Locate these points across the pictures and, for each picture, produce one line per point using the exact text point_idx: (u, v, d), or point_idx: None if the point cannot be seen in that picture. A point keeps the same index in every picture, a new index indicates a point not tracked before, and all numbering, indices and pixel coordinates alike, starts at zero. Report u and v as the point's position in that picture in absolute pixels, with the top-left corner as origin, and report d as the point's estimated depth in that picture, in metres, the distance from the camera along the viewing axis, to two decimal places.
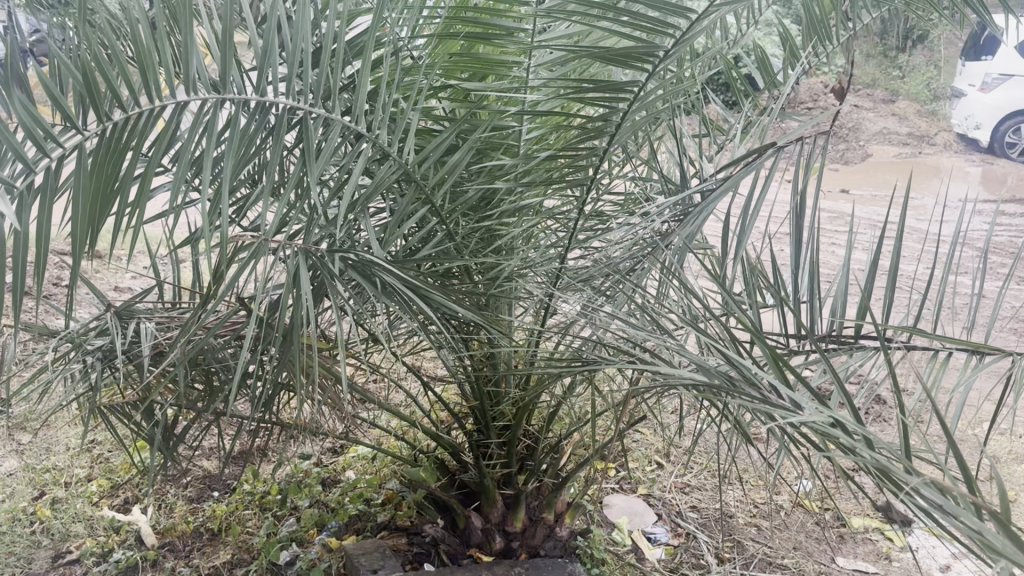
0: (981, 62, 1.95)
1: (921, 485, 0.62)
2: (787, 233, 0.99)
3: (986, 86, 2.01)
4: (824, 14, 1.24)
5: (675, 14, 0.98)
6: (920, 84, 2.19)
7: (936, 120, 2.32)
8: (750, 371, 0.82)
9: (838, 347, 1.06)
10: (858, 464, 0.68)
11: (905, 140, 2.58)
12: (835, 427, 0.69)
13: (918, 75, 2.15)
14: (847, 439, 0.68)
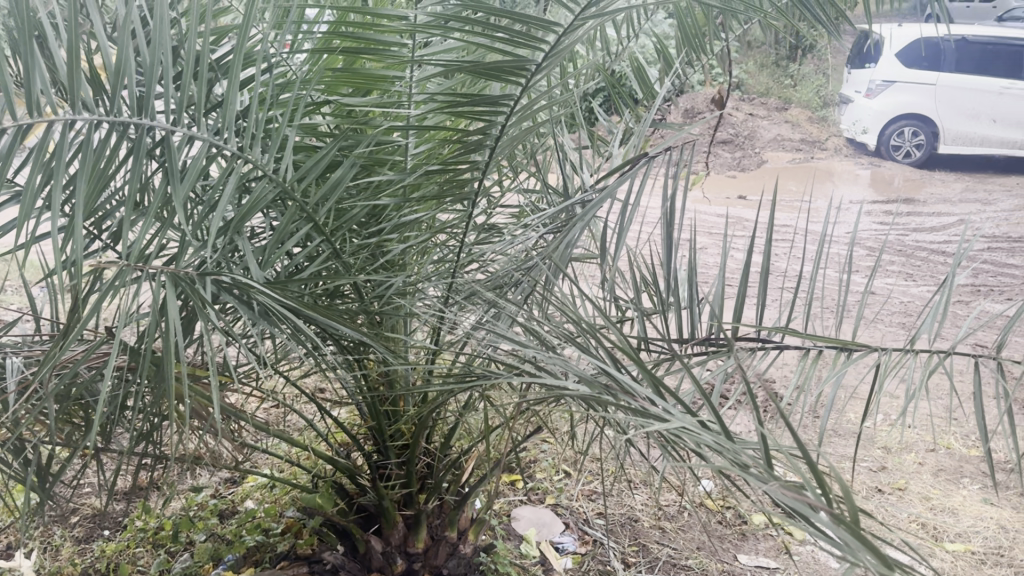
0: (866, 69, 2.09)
1: (778, 492, 0.63)
2: (661, 239, 1.01)
3: (871, 93, 2.14)
4: (695, 27, 1.28)
5: (542, 28, 0.98)
6: (811, 92, 2.24)
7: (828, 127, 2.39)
8: (625, 381, 0.82)
9: (719, 347, 1.09)
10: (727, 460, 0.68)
11: (798, 147, 2.50)
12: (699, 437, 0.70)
13: (810, 83, 2.22)
14: (713, 444, 0.70)
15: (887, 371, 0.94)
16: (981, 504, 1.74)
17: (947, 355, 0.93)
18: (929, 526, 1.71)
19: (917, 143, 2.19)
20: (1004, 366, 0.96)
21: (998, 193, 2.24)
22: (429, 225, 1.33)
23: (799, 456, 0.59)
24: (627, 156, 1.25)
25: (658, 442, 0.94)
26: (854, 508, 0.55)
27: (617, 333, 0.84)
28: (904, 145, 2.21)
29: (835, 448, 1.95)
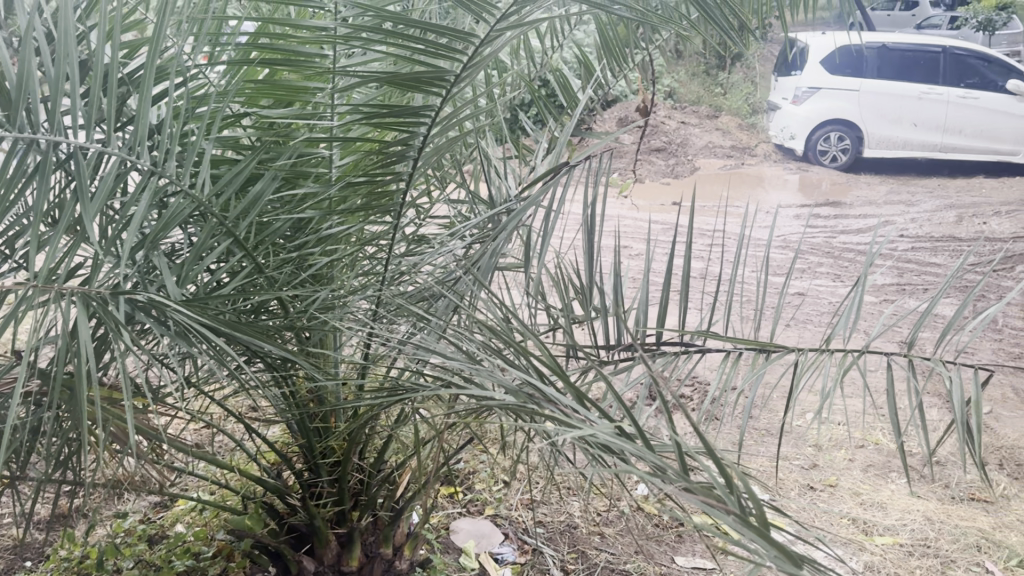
0: (792, 76, 2.20)
1: (697, 495, 0.66)
2: (583, 246, 1.02)
3: (797, 99, 2.22)
4: (616, 38, 1.29)
5: (459, 40, 0.98)
6: (739, 100, 2.29)
7: None
8: (548, 391, 0.83)
9: (644, 353, 1.12)
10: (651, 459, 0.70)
11: (728, 153, 2.45)
12: (619, 444, 0.72)
13: (738, 91, 2.29)
14: (633, 452, 0.71)
15: (804, 371, 0.96)
16: (908, 497, 1.79)
17: (860, 353, 0.95)
18: (860, 521, 1.75)
19: (842, 147, 2.25)
20: (915, 361, 0.96)
21: (919, 195, 2.27)
22: (355, 238, 1.32)
23: (711, 452, 0.61)
24: (551, 164, 1.25)
25: (584, 449, 0.94)
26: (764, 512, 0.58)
27: (540, 343, 0.84)
28: (831, 149, 2.26)
29: (769, 447, 1.99)
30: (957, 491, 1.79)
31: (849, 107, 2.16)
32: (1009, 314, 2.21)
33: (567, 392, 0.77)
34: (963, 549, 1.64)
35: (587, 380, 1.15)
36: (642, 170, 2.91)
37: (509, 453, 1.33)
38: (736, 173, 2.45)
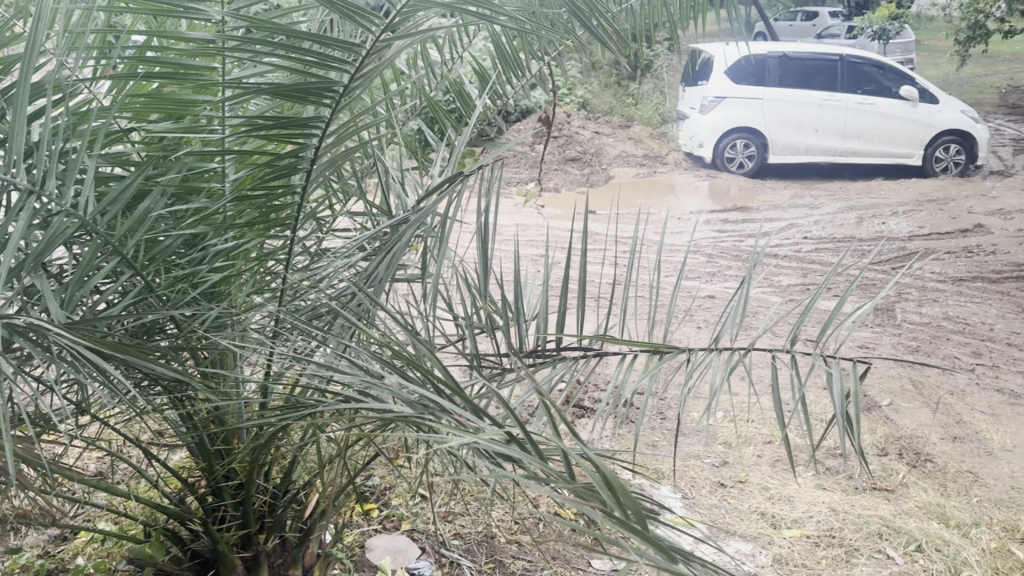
0: (699, 87, 2.31)
1: (573, 500, 0.68)
2: (477, 254, 1.01)
3: (704, 109, 2.36)
4: (512, 48, 1.28)
5: (342, 50, 0.96)
6: (650, 110, 2.36)
7: (666, 142, 2.48)
8: (442, 402, 0.82)
9: (544, 359, 1.13)
10: (537, 476, 0.71)
11: (641, 162, 2.54)
12: (507, 451, 0.72)
13: (648, 101, 2.33)
14: (523, 458, 0.72)
15: (692, 370, 0.99)
16: (814, 489, 1.84)
17: (745, 351, 0.97)
18: (769, 515, 1.80)
19: (748, 154, 2.37)
20: (797, 356, 0.95)
21: (824, 198, 2.34)
22: (252, 254, 1.28)
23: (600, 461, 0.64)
24: (448, 173, 1.23)
25: (481, 456, 0.94)
26: (638, 513, 0.62)
27: (433, 357, 0.83)
28: (738, 156, 2.39)
29: (682, 447, 2.02)
30: (860, 482, 1.84)
31: (750, 117, 2.30)
32: (906, 310, 2.29)
33: (455, 401, 0.77)
34: (866, 537, 1.70)
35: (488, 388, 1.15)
36: (555, 179, 2.94)
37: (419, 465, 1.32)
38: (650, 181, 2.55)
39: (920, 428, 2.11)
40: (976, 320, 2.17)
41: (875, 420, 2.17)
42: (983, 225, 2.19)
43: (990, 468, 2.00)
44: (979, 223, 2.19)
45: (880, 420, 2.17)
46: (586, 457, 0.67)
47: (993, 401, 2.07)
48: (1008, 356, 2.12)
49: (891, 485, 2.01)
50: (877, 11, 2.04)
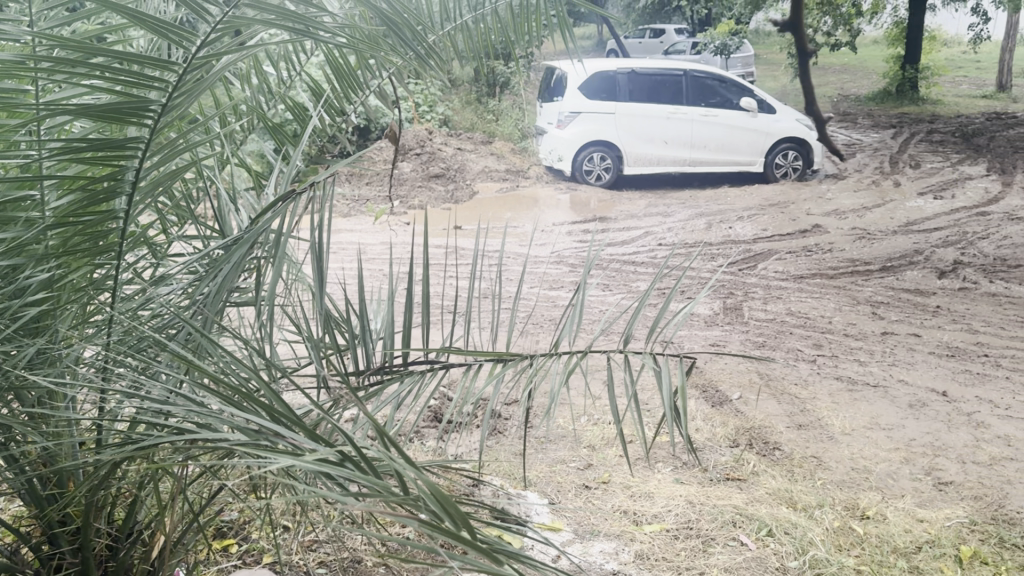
0: (557, 101, 3.26)
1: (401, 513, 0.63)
2: (312, 273, 0.94)
3: (562, 122, 3.29)
4: (347, 65, 1.24)
5: (157, 69, 0.92)
6: (512, 124, 3.44)
7: (528, 155, 3.48)
8: (273, 428, 0.78)
9: (390, 376, 1.05)
10: (363, 493, 0.68)
11: (502, 177, 3.57)
12: (335, 473, 0.65)
13: (508, 118, 3.41)
14: (351, 478, 0.65)
15: (535, 373, 1.00)
16: (673, 484, 1.92)
17: (582, 354, 0.99)
18: (630, 513, 1.83)
19: (604, 165, 3.25)
20: (628, 357, 0.99)
21: (674, 206, 3.27)
22: (78, 286, 1.20)
23: (425, 474, 0.62)
24: (280, 190, 1.15)
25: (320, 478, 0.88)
26: (464, 521, 0.60)
27: (266, 385, 0.78)
28: (597, 166, 3.26)
29: (547, 453, 2.06)
30: (716, 473, 1.98)
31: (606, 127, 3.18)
32: (752, 307, 2.93)
33: (277, 425, 0.71)
34: (721, 527, 1.76)
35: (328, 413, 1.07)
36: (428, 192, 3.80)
37: (260, 505, 1.20)
38: (516, 193, 3.53)
39: (767, 418, 2.23)
40: (814, 309, 2.86)
41: (727, 413, 2.27)
42: (821, 224, 3.28)
43: (832, 453, 2.08)
44: (817, 222, 3.28)
45: (731, 413, 2.27)
46: (421, 470, 0.62)
47: (832, 389, 2.31)
48: (842, 346, 2.62)
49: (743, 474, 1.95)
50: (717, 31, 2.90)
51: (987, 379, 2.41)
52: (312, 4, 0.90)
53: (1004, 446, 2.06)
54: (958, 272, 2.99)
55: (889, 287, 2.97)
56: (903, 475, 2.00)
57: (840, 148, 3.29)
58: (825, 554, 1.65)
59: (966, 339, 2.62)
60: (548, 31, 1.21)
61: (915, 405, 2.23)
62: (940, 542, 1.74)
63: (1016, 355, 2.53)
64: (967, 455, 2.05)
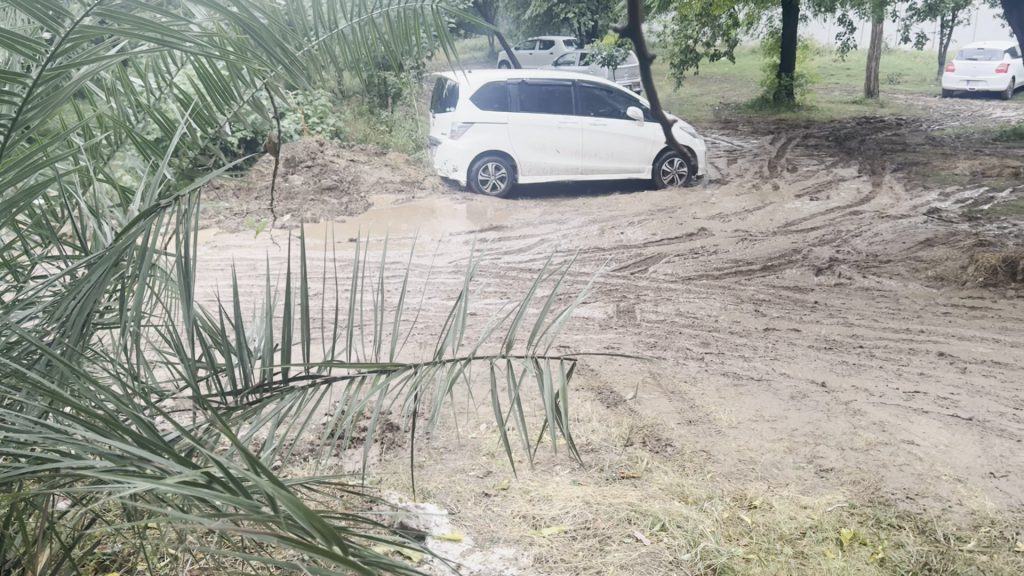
0: (451, 114, 4.59)
1: (262, 530, 0.59)
2: (179, 289, 0.89)
3: (455, 132, 4.58)
4: (218, 75, 1.20)
5: (6, 83, 0.86)
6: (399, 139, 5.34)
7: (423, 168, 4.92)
8: (136, 452, 0.72)
9: (270, 394, 0.99)
10: (229, 514, 0.62)
11: (397, 189, 4.61)
12: (197, 495, 0.61)
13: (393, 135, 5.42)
14: (213, 499, 0.60)
15: (419, 380, 0.94)
16: (571, 486, 1.94)
17: (467, 361, 0.94)
18: (529, 517, 1.81)
19: (499, 175, 4.67)
20: (511, 361, 0.97)
21: (567, 214, 4.22)
22: None
23: (290, 483, 0.57)
24: (144, 207, 1.09)
25: (193, 506, 0.83)
26: (331, 533, 0.55)
27: (131, 410, 0.74)
28: (492, 177, 4.67)
29: (446, 463, 2.05)
30: (610, 473, 2.01)
31: (500, 137, 4.60)
32: (643, 309, 3.07)
33: (138, 451, 0.67)
34: (616, 525, 1.77)
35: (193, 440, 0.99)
36: (334, 201, 4.06)
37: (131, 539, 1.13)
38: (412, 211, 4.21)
39: (659, 416, 2.29)
40: (701, 309, 3.05)
41: (621, 413, 2.32)
42: (704, 228, 3.99)
43: (720, 446, 2.14)
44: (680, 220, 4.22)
45: (625, 413, 2.32)
46: (279, 486, 0.57)
47: (718, 385, 2.48)
48: (728, 343, 2.74)
49: (637, 471, 1.99)
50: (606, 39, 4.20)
51: (861, 369, 2.56)
52: (167, 14, 0.85)
53: (878, 432, 2.19)
54: (834, 270, 3.43)
55: (770, 285, 3.30)
56: (786, 464, 2.06)
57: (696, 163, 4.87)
58: (715, 545, 1.68)
59: (842, 331, 2.83)
60: (427, 44, 1.18)
61: (795, 396, 2.39)
62: (821, 526, 1.78)
63: (886, 344, 2.73)
64: (845, 443, 2.15)
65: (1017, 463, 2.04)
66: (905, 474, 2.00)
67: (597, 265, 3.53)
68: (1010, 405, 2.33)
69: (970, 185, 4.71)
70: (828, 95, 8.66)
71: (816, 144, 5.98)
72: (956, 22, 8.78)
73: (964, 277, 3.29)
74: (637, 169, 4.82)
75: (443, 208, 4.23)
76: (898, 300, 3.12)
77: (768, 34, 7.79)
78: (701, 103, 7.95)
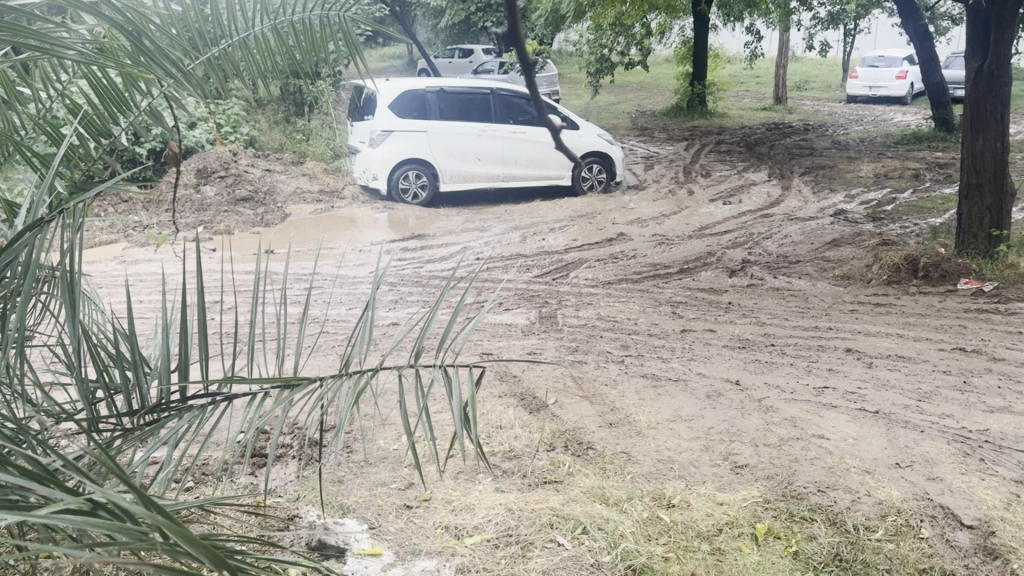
0: (369, 122, 4.56)
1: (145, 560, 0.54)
2: (64, 308, 0.84)
3: (374, 141, 4.55)
4: (112, 82, 1.14)
5: None
6: (318, 150, 5.31)
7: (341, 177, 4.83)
8: (15, 483, 0.66)
9: (169, 413, 0.95)
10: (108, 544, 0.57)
11: (318, 199, 4.58)
12: (74, 525, 0.56)
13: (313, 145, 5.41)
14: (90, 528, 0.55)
15: (322, 394, 0.90)
16: (493, 494, 1.94)
17: (371, 373, 0.91)
18: (451, 527, 1.79)
19: (420, 184, 4.64)
20: (418, 371, 0.93)
21: (489, 223, 4.22)
22: None
23: (174, 510, 0.53)
24: (28, 221, 1.02)
25: (79, 540, 0.77)
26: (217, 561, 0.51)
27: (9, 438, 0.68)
28: (413, 187, 4.65)
29: (367, 477, 2.01)
30: (533, 479, 2.01)
31: (420, 145, 4.58)
32: (565, 314, 3.09)
33: (15, 479, 0.61)
34: (539, 530, 1.77)
35: (85, 466, 0.94)
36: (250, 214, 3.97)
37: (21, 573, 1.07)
38: (332, 222, 4.15)
39: (580, 420, 2.31)
40: (621, 312, 3.09)
41: (543, 418, 2.32)
42: (623, 234, 4.04)
43: (639, 448, 2.17)
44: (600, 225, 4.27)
45: (547, 418, 2.33)
46: (161, 513, 0.53)
47: (638, 386, 2.51)
48: (646, 346, 2.78)
49: (559, 476, 2.00)
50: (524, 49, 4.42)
51: (773, 367, 2.63)
52: (48, 21, 0.81)
53: (790, 427, 2.25)
54: (746, 271, 3.53)
55: (686, 287, 3.36)
56: (704, 462, 2.10)
57: (616, 172, 5.02)
58: (634, 545, 1.70)
59: (754, 331, 2.91)
60: (340, 57, 1.07)
61: (711, 396, 2.44)
62: (737, 522, 1.82)
63: (796, 342, 2.82)
64: (759, 439, 2.20)
65: (921, 453, 2.12)
66: (816, 467, 2.05)
67: (518, 272, 3.54)
68: (913, 397, 2.43)
69: (874, 186, 4.92)
70: (740, 101, 8.94)
71: (729, 149, 6.15)
72: (857, 30, 9.17)
73: (869, 277, 3.42)
74: (557, 176, 4.86)
75: (364, 218, 4.19)
76: (807, 299, 3.22)
77: (682, 43, 8.01)
78: (619, 111, 8.10)
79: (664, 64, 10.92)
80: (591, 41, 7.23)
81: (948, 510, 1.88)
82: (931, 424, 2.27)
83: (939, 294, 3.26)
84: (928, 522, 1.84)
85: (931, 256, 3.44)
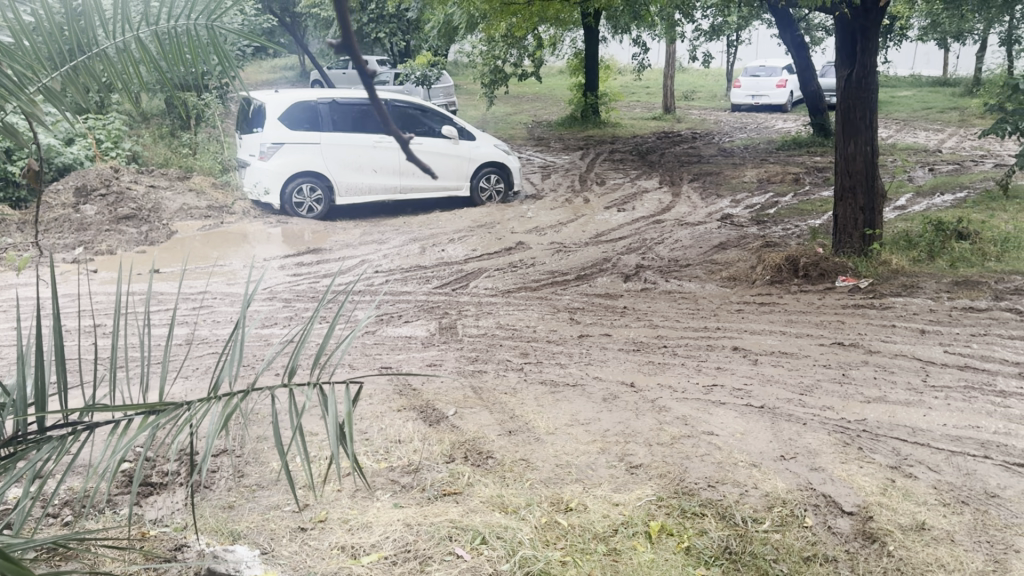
0: (259, 134, 4.46)
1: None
2: None
3: (265, 154, 4.46)
4: None
5: None
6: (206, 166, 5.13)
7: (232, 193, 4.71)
8: None
9: (27, 445, 0.89)
10: None
11: (206, 216, 4.43)
12: None
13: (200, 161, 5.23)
14: None
15: (190, 417, 0.86)
16: (390, 510, 1.91)
17: (242, 393, 0.87)
18: (348, 547, 1.75)
19: (314, 197, 4.57)
20: (291, 392, 0.89)
21: (387, 236, 4.19)
22: None
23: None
24: None
25: None
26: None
27: None
28: (308, 200, 4.57)
29: (260, 500, 1.96)
30: (431, 492, 2.00)
31: (313, 157, 4.51)
32: (465, 324, 3.10)
33: None
34: (437, 544, 1.76)
35: None
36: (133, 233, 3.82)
37: None
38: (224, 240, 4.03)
39: (479, 430, 2.31)
40: (520, 320, 3.11)
41: (442, 431, 2.31)
42: (522, 243, 4.07)
43: (537, 454, 2.19)
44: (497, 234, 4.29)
45: (447, 430, 2.32)
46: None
47: (537, 393, 2.54)
48: (544, 353, 2.81)
49: (457, 488, 1.99)
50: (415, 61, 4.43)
51: (666, 367, 2.70)
52: None
53: (681, 426, 2.32)
54: (640, 275, 3.62)
55: (583, 293, 3.42)
56: (600, 464, 2.13)
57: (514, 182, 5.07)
58: (532, 552, 1.71)
59: (647, 333, 2.99)
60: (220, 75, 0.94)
61: (607, 399, 2.48)
62: (632, 522, 1.86)
63: (687, 343, 2.90)
64: (652, 438, 2.25)
65: (805, 445, 2.21)
66: (706, 463, 2.12)
67: (417, 284, 3.53)
68: (796, 392, 2.53)
69: (758, 191, 5.11)
70: (631, 110, 9.18)
71: (621, 157, 6.29)
72: (739, 41, 9.55)
73: (754, 277, 3.56)
74: (454, 187, 4.86)
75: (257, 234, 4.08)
76: (697, 301, 3.32)
77: (574, 54, 8.17)
78: (516, 121, 8.18)
79: (558, 76, 11.15)
80: (483, 52, 7.31)
81: (830, 499, 1.97)
82: (814, 417, 2.37)
83: (819, 292, 3.42)
84: (812, 511, 1.92)
85: (810, 255, 3.59)
